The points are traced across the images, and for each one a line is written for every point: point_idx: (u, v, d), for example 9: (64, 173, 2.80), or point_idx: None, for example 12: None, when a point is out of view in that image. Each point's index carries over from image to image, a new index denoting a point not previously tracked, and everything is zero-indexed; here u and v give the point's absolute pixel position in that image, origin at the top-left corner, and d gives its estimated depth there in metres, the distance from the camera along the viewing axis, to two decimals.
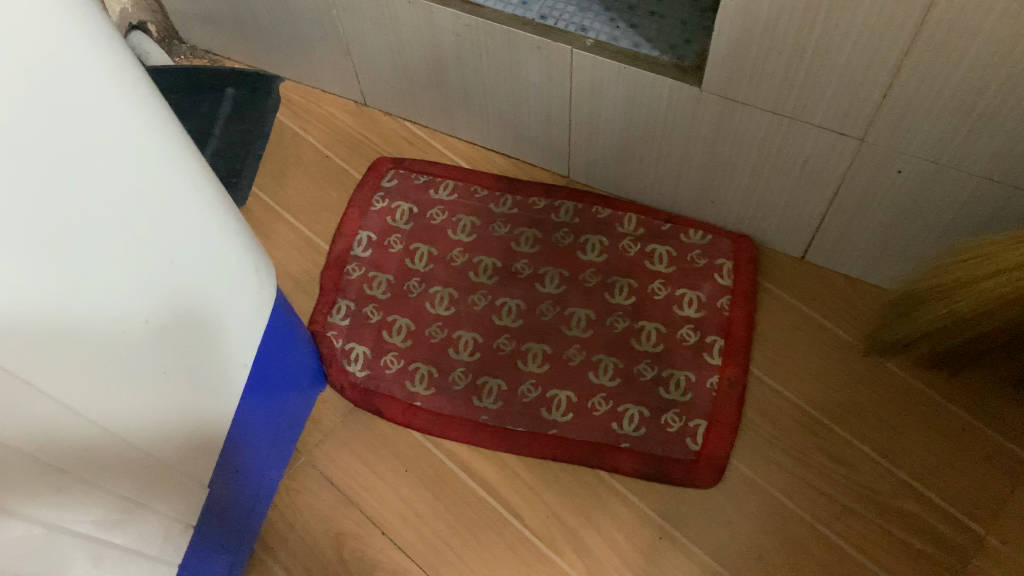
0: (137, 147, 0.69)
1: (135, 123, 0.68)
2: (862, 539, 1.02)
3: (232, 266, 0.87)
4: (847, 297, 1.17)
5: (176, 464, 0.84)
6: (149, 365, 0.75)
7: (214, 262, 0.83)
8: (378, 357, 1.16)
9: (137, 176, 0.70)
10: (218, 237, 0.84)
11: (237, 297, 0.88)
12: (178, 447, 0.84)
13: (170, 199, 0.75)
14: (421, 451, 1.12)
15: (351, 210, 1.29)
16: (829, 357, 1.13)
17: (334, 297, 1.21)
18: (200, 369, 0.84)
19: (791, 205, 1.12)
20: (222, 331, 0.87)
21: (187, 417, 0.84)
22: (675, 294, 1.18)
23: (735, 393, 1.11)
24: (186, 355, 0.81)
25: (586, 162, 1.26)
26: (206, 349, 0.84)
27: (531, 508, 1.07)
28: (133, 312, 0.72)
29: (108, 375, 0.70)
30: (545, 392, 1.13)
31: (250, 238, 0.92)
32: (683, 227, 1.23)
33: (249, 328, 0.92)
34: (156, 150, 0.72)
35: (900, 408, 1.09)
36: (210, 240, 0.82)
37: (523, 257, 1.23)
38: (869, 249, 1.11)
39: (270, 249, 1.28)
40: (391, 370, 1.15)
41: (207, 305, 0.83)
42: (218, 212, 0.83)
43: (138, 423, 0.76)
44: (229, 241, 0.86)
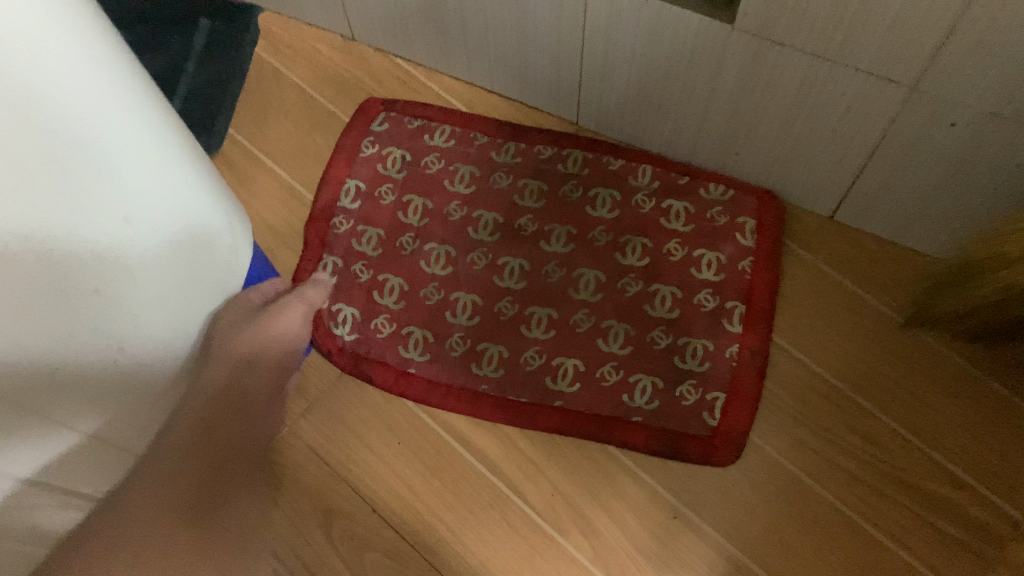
0: (77, 88, 0.58)
1: (70, 59, 0.57)
2: (889, 523, 0.95)
3: (196, 228, 0.76)
4: (880, 260, 1.08)
5: (114, 440, 0.75)
6: (97, 339, 0.66)
7: (177, 222, 0.73)
8: (369, 320, 1.07)
9: (80, 123, 0.59)
10: (181, 193, 0.73)
11: (203, 261, 0.78)
12: (123, 422, 0.75)
13: (120, 148, 0.64)
14: (416, 424, 1.03)
15: (337, 156, 1.17)
16: (858, 325, 1.05)
17: (320, 253, 1.11)
18: (162, 342, 0.75)
19: (825, 159, 1.02)
20: (186, 299, 0.77)
21: (146, 389, 0.75)
22: (692, 255, 1.08)
23: (756, 364, 1.02)
24: (146, 328, 0.71)
25: (597, 108, 1.15)
26: (168, 318, 0.75)
27: (535, 486, 0.99)
28: (84, 283, 0.62)
29: (48, 351, 0.61)
30: (551, 360, 1.04)
31: (217, 193, 0.81)
32: (703, 180, 1.13)
33: (215, 295, 0.83)
34: (98, 91, 0.61)
35: (935, 382, 1.00)
36: (172, 199, 0.72)
37: (527, 213, 1.12)
38: (908, 208, 1.02)
39: (250, 200, 1.18)
40: (382, 335, 1.06)
41: (172, 271, 0.73)
42: (178, 165, 0.73)
43: (77, 404, 0.67)
44: (192, 198, 0.75)
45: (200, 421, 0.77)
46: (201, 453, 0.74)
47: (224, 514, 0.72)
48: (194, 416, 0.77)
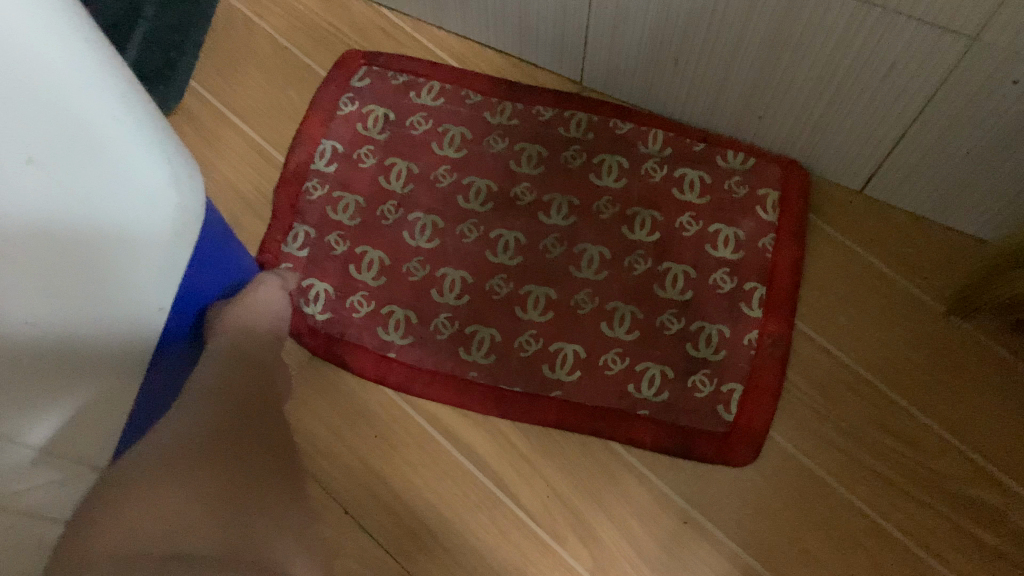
0: None
1: None
2: (925, 532, 0.84)
3: (143, 194, 0.65)
4: (915, 239, 0.97)
5: (59, 448, 0.66)
6: None
7: (103, 169, 0.61)
8: (344, 298, 0.95)
9: None
10: (122, 152, 0.62)
11: (150, 231, 0.67)
12: (65, 428, 0.66)
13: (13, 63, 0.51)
14: (395, 414, 0.91)
15: (312, 114, 1.05)
16: (892, 311, 0.94)
17: (292, 221, 0.99)
18: (82, 320, 0.63)
19: (861, 123, 0.90)
20: (125, 275, 0.66)
21: (87, 363, 0.65)
22: (708, 231, 0.97)
23: (778, 352, 0.91)
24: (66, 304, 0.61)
25: (605, 65, 1.03)
26: (98, 297, 0.64)
27: (528, 485, 0.88)
28: None
29: None
30: (549, 345, 0.92)
31: (173, 143, 0.69)
32: (721, 148, 1.01)
33: (166, 271, 0.71)
34: None
35: (977, 376, 0.90)
36: (106, 159, 0.61)
37: (525, 180, 1.00)
38: (953, 181, 0.91)
39: (215, 161, 1.05)
40: (358, 314, 0.94)
41: (94, 234, 0.62)
42: (122, 118, 0.61)
43: None
44: (140, 159, 0.64)
45: (210, 380, 0.79)
46: (216, 406, 0.76)
47: (247, 451, 0.73)
48: (205, 376, 0.79)
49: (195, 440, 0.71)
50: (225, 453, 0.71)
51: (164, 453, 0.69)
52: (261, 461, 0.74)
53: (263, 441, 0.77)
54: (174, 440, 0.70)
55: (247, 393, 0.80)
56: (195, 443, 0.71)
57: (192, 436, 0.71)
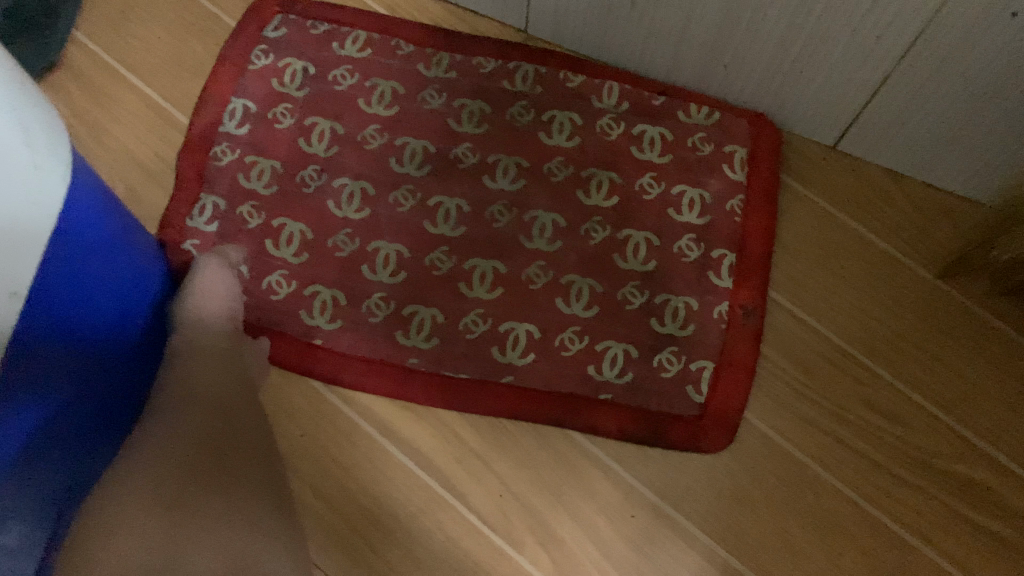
0: None
1: None
2: (918, 518, 0.77)
3: None
4: (895, 199, 0.89)
5: None
6: None
7: None
8: (261, 278, 0.82)
9: None
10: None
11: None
12: None
13: None
14: (325, 410, 0.80)
15: (220, 69, 0.91)
16: (871, 277, 0.86)
17: (197, 191, 0.85)
18: None
19: (837, 70, 0.81)
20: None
21: None
22: (671, 193, 0.87)
23: (752, 325, 0.83)
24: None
25: (552, 10, 0.91)
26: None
27: (479, 485, 0.78)
28: None
29: None
30: (498, 326, 0.82)
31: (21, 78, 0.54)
32: (682, 101, 0.92)
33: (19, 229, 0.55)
34: None
35: (965, 344, 0.83)
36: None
37: (466, 140, 0.89)
38: (938, 131, 0.83)
39: (106, 124, 0.91)
40: (277, 297, 0.82)
41: None
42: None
43: None
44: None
45: (181, 384, 0.70)
46: (192, 413, 0.68)
47: (235, 463, 0.65)
48: (173, 382, 0.70)
49: (171, 458, 0.63)
50: (208, 470, 0.63)
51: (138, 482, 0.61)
52: (254, 471, 0.66)
53: (251, 445, 0.68)
54: (145, 466, 0.62)
55: (227, 390, 0.71)
56: (172, 464, 0.63)
57: (169, 456, 0.63)
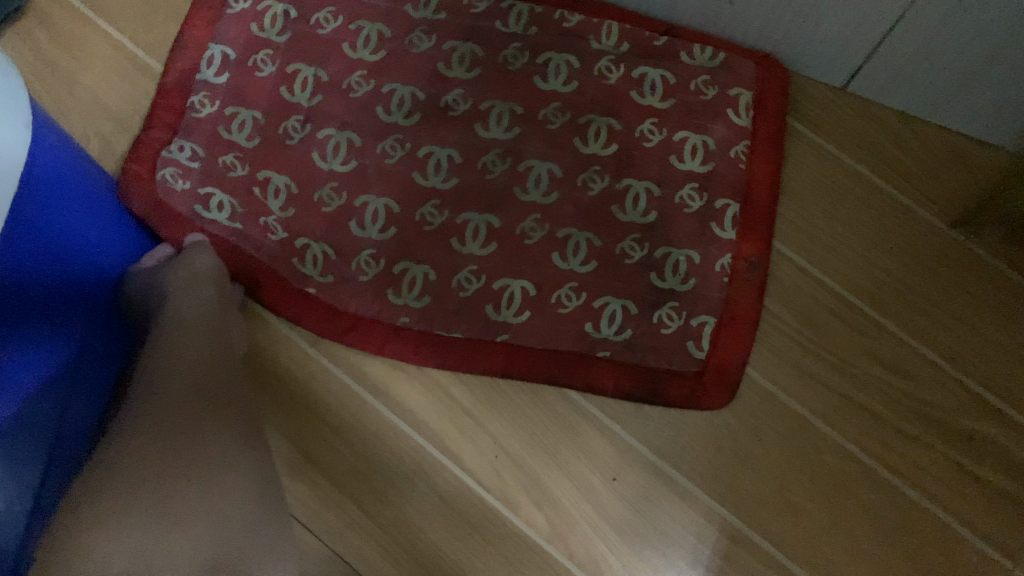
0: None
1: None
2: (921, 476, 0.75)
3: None
4: (908, 144, 0.85)
5: None
6: None
7: None
8: (243, 224, 0.79)
9: None
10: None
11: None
12: None
13: None
14: (316, 371, 0.78)
15: (196, 12, 0.86)
16: (882, 226, 0.82)
17: (170, 136, 0.82)
18: None
19: (850, 7, 0.76)
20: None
21: None
22: (673, 140, 0.83)
23: (756, 278, 0.79)
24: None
25: None
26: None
27: (474, 446, 0.76)
28: None
29: None
30: (492, 282, 0.79)
31: None
32: (686, 41, 0.87)
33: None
34: None
35: (976, 296, 0.80)
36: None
37: (457, 87, 0.85)
38: (956, 70, 0.78)
39: (77, 74, 0.86)
40: (271, 240, 0.79)
41: None
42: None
43: None
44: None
45: (162, 355, 0.63)
46: (173, 394, 0.60)
47: (224, 434, 0.60)
48: (155, 354, 0.63)
49: (153, 434, 0.57)
50: (195, 444, 0.58)
51: (125, 463, 0.55)
52: (243, 455, 0.60)
53: (239, 415, 0.63)
54: (127, 443, 0.56)
55: (215, 360, 0.65)
56: (157, 438, 0.56)
57: (150, 432, 0.57)
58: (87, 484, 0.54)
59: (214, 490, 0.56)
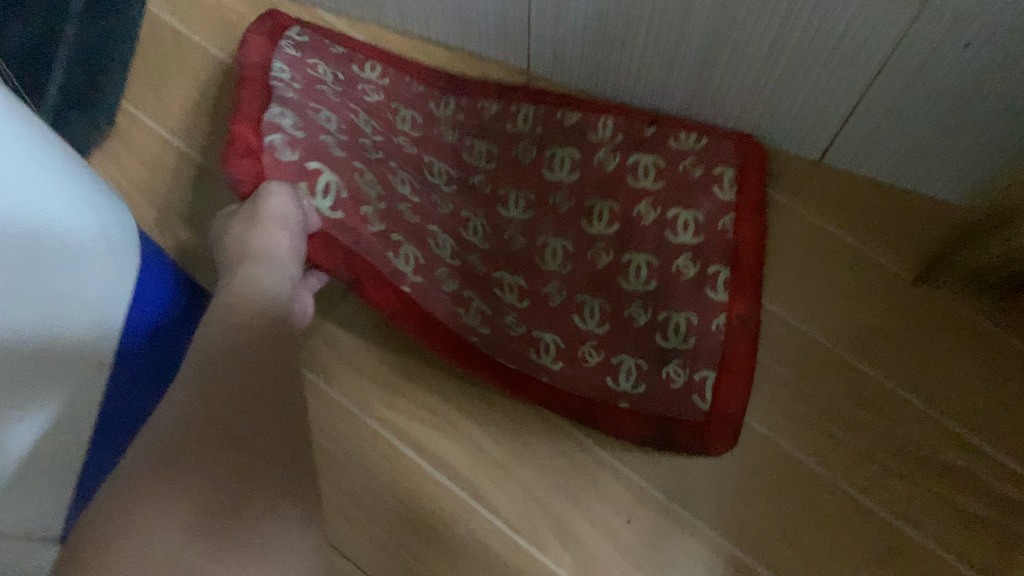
0: None
1: None
2: (908, 506, 0.84)
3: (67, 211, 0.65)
4: (878, 205, 0.96)
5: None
6: None
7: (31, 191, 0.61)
8: (354, 202, 0.83)
9: None
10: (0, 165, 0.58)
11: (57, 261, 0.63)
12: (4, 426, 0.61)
13: None
14: (364, 431, 0.89)
15: (250, 36, 0.94)
16: (860, 282, 0.93)
17: (265, 100, 0.86)
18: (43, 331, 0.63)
19: (814, 95, 0.88)
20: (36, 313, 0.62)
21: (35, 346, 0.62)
22: (667, 216, 0.94)
23: (749, 333, 0.89)
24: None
25: (552, 52, 1.00)
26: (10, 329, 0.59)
27: (504, 492, 0.86)
28: None
29: None
30: (530, 331, 0.89)
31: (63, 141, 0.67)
32: (672, 129, 0.98)
33: (94, 302, 0.68)
34: None
35: (950, 341, 0.89)
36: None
37: (479, 173, 0.98)
38: (912, 145, 0.89)
39: (153, 183, 1.01)
40: (370, 232, 0.83)
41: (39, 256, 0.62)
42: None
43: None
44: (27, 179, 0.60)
45: (229, 339, 0.62)
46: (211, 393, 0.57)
47: (265, 427, 0.57)
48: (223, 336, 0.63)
49: (188, 453, 0.52)
50: (240, 437, 0.54)
51: (189, 448, 0.52)
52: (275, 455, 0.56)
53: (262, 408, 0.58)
54: (169, 438, 0.53)
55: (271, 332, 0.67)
56: (199, 442, 0.53)
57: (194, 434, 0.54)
58: (146, 458, 0.52)
59: (257, 493, 0.52)
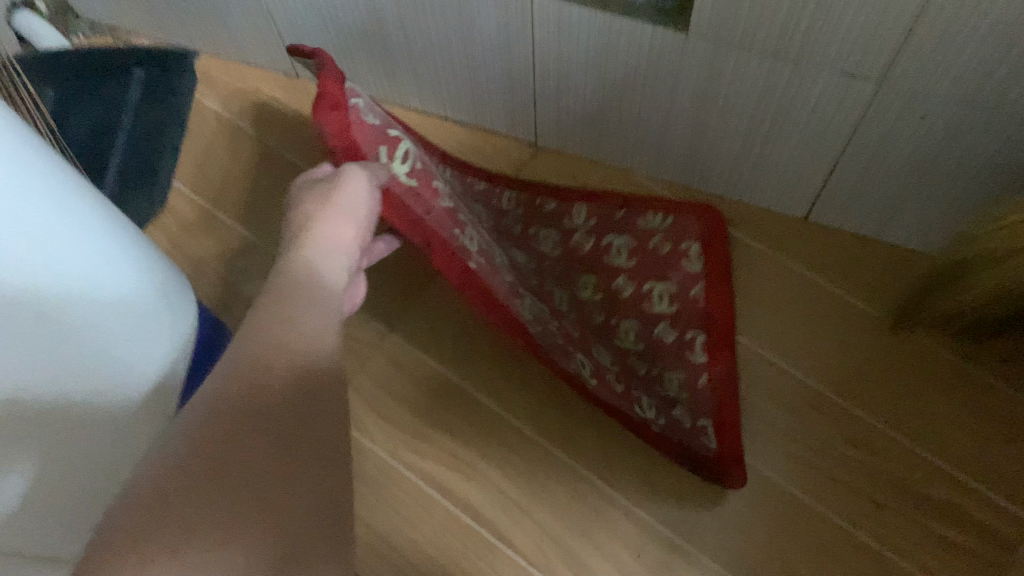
0: None
1: None
2: (897, 537, 0.90)
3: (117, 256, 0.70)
4: (859, 258, 1.04)
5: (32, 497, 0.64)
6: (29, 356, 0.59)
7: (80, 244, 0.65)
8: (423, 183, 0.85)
9: None
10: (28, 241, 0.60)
11: (85, 319, 0.66)
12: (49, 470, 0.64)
13: None
14: (392, 475, 0.97)
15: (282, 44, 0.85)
16: (844, 329, 1.01)
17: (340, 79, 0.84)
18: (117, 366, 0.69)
19: (793, 160, 0.98)
20: (77, 369, 0.64)
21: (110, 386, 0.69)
22: (643, 289, 1.03)
23: (731, 388, 0.97)
24: (6, 390, 0.57)
25: (556, 126, 1.10)
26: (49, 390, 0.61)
27: (521, 530, 0.94)
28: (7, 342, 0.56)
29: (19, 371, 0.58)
30: (568, 348, 0.93)
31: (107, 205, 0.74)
32: (639, 210, 1.07)
33: (151, 337, 0.75)
34: None
35: (930, 382, 0.96)
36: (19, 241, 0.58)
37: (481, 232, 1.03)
38: (885, 204, 0.98)
39: (199, 252, 1.11)
40: (440, 205, 0.86)
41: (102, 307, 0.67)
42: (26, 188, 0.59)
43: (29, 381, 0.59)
44: (55, 246, 0.63)
45: (315, 317, 0.60)
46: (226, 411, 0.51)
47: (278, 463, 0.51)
48: (310, 313, 0.60)
49: (227, 453, 0.49)
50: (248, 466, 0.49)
51: (235, 448, 0.49)
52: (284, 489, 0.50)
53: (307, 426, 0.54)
54: (194, 449, 0.48)
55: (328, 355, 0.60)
56: (235, 443, 0.50)
57: (248, 416, 0.51)
58: (177, 463, 0.48)
59: (291, 520, 0.49)
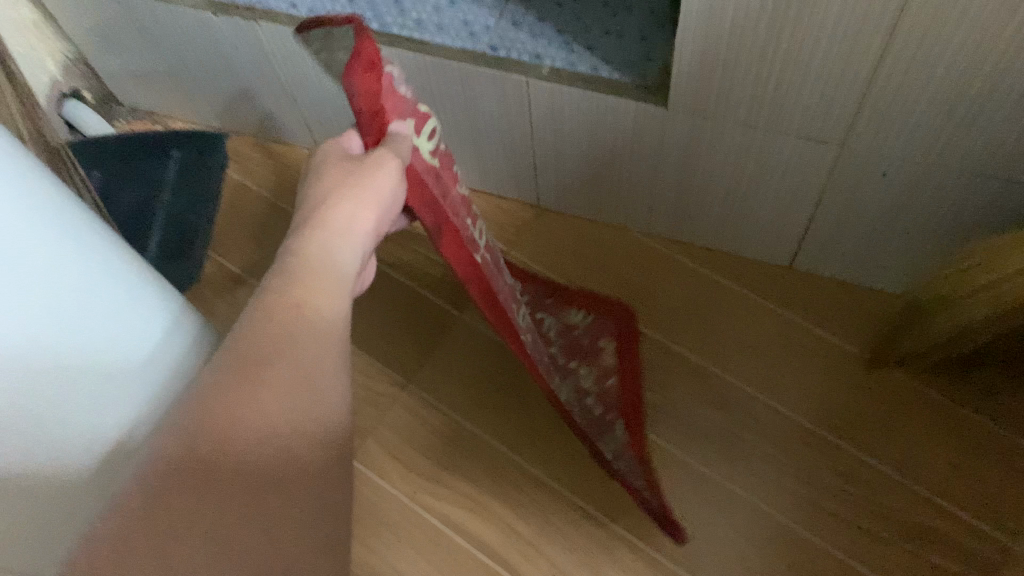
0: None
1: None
2: (885, 563, 0.96)
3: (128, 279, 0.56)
4: (840, 301, 1.12)
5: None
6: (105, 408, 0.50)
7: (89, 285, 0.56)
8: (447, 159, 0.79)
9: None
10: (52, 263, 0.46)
11: (87, 378, 0.48)
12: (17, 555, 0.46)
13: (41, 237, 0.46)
14: (414, 518, 1.05)
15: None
16: (828, 369, 1.08)
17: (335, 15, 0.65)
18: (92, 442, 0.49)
19: (773, 214, 1.06)
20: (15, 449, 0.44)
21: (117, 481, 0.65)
22: (572, 365, 1.05)
23: (648, 469, 1.01)
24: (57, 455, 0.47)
25: (555, 189, 1.20)
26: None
27: (535, 566, 1.01)
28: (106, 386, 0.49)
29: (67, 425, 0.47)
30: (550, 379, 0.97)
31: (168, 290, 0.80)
32: (563, 301, 1.11)
33: None
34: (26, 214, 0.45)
35: (911, 414, 1.03)
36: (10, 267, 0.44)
37: None
38: (860, 250, 1.06)
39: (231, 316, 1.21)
40: (458, 192, 0.79)
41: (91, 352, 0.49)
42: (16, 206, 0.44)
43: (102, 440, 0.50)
44: (50, 268, 0.46)
45: (325, 305, 0.54)
46: (261, 388, 0.48)
47: (287, 450, 0.47)
48: (329, 300, 0.55)
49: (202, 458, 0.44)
50: (257, 452, 0.45)
51: (214, 454, 0.44)
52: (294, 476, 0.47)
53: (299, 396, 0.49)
54: (173, 448, 0.44)
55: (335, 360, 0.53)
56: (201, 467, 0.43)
57: (242, 409, 0.46)
58: (171, 449, 0.44)
59: (279, 532, 0.45)
